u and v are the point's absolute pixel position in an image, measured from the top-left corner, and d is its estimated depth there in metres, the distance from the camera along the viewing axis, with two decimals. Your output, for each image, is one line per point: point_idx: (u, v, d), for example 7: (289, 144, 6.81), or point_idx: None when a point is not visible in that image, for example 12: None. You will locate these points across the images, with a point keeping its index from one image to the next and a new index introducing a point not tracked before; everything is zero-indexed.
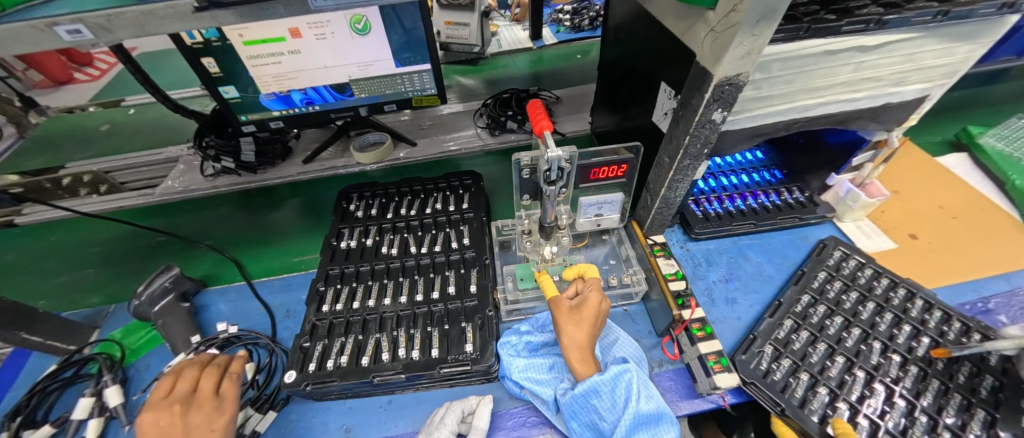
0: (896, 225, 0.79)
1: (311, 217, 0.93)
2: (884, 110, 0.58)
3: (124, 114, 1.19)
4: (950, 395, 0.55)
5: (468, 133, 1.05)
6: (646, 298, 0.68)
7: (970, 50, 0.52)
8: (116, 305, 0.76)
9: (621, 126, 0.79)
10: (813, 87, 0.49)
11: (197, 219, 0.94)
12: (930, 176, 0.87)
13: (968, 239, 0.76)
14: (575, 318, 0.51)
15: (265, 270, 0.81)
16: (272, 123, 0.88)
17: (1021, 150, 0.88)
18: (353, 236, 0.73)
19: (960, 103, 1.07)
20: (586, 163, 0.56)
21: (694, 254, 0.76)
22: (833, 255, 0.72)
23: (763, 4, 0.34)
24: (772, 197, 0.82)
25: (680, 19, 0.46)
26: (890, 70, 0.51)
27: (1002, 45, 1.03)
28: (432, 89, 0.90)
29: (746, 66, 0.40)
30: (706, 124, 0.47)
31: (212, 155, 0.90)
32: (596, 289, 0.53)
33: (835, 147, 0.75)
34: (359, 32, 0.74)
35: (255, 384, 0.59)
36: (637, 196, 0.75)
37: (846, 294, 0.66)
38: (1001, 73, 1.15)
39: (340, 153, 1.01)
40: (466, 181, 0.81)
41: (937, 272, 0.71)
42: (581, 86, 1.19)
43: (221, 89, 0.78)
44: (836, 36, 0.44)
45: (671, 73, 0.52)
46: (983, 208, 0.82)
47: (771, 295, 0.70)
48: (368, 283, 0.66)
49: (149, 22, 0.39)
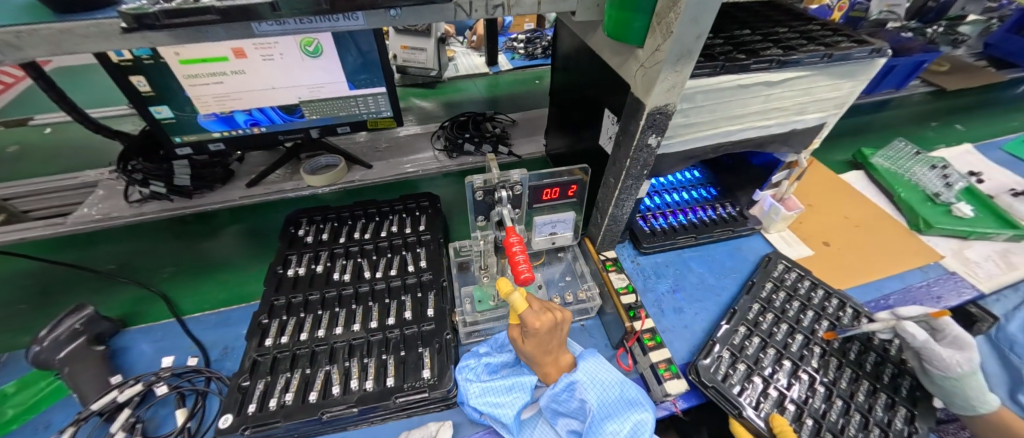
0: (812, 234, 0.89)
1: (254, 243, 0.87)
2: (792, 135, 0.66)
3: (37, 133, 1.07)
4: (878, 394, 0.62)
5: (425, 155, 1.06)
6: (601, 311, 0.70)
7: (853, 85, 0.61)
8: (10, 353, 0.66)
9: (573, 148, 0.84)
10: (732, 115, 0.56)
11: (117, 249, 0.84)
12: (837, 191, 1.00)
13: (869, 244, 0.88)
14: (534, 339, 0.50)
15: (198, 302, 0.75)
16: (212, 145, 0.82)
17: (904, 167, 1.04)
18: (302, 262, 0.69)
19: (855, 128, 1.25)
20: (538, 184, 0.59)
21: (643, 267, 0.81)
22: (777, 268, 0.79)
23: (680, 44, 0.39)
24: (709, 212, 0.90)
25: (615, 54, 0.51)
26: (793, 102, 0.59)
27: (883, 80, 1.22)
28: (387, 112, 0.89)
29: (673, 97, 0.45)
30: (643, 147, 0.52)
31: (139, 179, 0.82)
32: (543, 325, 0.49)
33: (758, 167, 0.85)
34: (310, 54, 0.73)
35: (186, 431, 0.54)
36: (589, 214, 0.79)
37: (789, 303, 0.73)
38: (885, 102, 1.37)
39: (288, 176, 0.97)
40: (422, 203, 0.81)
41: (848, 275, 0.81)
42: (536, 109, 1.24)
43: (152, 110, 0.73)
44: (747, 73, 0.50)
45: (612, 102, 0.57)
46: (879, 217, 0.95)
47: (714, 303, 0.75)
48: (317, 312, 0.62)
49: (67, 40, 0.36)
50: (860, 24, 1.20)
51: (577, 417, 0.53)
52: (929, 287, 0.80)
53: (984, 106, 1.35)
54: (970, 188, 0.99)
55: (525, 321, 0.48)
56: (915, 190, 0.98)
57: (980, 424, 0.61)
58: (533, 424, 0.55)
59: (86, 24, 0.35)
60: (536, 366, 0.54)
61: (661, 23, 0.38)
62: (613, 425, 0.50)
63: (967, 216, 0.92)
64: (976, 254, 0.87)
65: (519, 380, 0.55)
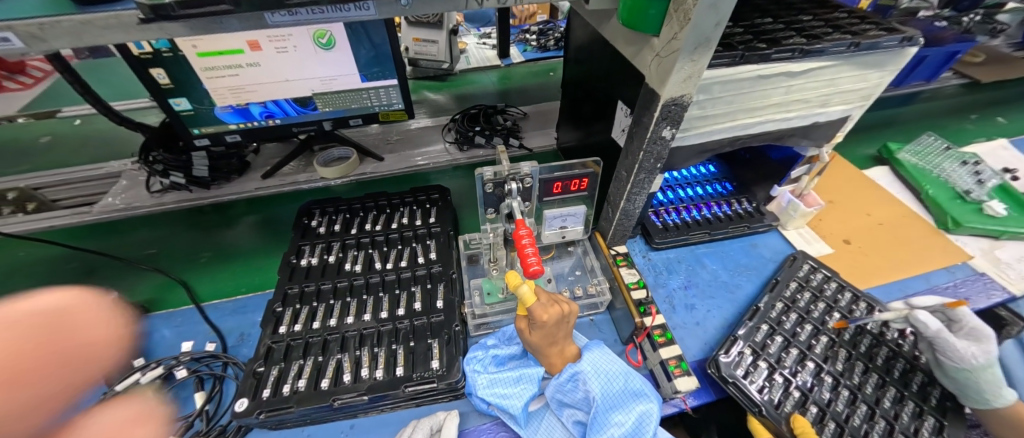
0: (832, 231, 0.87)
1: (269, 233, 0.89)
2: (813, 128, 0.64)
3: (67, 125, 1.10)
4: (906, 402, 0.60)
5: (436, 148, 1.06)
6: (611, 307, 0.70)
7: (881, 76, 0.59)
8: None
9: (585, 141, 0.82)
10: (750, 107, 0.54)
11: (138, 238, 0.87)
12: (859, 188, 0.97)
13: (892, 243, 0.85)
14: (540, 330, 0.50)
15: (216, 290, 0.77)
16: (229, 136, 0.84)
17: (933, 163, 0.99)
18: (314, 253, 0.70)
19: (881, 121, 1.20)
20: (548, 177, 0.58)
21: (655, 263, 0.80)
22: (803, 268, 0.76)
23: (698, 33, 0.37)
24: (724, 208, 0.88)
25: (629, 44, 0.49)
26: (815, 93, 0.56)
27: (912, 71, 1.17)
28: (399, 105, 0.89)
29: (689, 88, 0.44)
30: (657, 140, 0.50)
31: (160, 170, 0.85)
32: (550, 317, 0.49)
33: (777, 162, 0.82)
34: (323, 47, 0.74)
35: (204, 414, 0.56)
36: (600, 208, 0.78)
37: (814, 304, 0.71)
38: (914, 94, 1.30)
39: (302, 168, 0.98)
40: (432, 195, 0.81)
41: (869, 274, 0.78)
42: (548, 102, 1.23)
43: (172, 102, 0.74)
44: (767, 63, 0.48)
45: (626, 93, 0.56)
46: (904, 215, 0.91)
47: (727, 300, 0.74)
48: (329, 302, 0.63)
49: (88, 32, 0.36)
50: (889, 12, 1.15)
51: (582, 408, 0.53)
52: (956, 288, 0.77)
53: (1021, 99, 1.28)
54: (1004, 185, 0.94)
55: (533, 314, 0.48)
56: (943, 187, 0.94)
57: (997, 422, 0.59)
58: (540, 417, 0.55)
59: (105, 14, 0.35)
60: (541, 357, 0.54)
61: (678, 10, 0.37)
62: (617, 416, 0.50)
63: (999, 215, 0.88)
64: (1007, 255, 0.83)
65: (524, 372, 0.55)
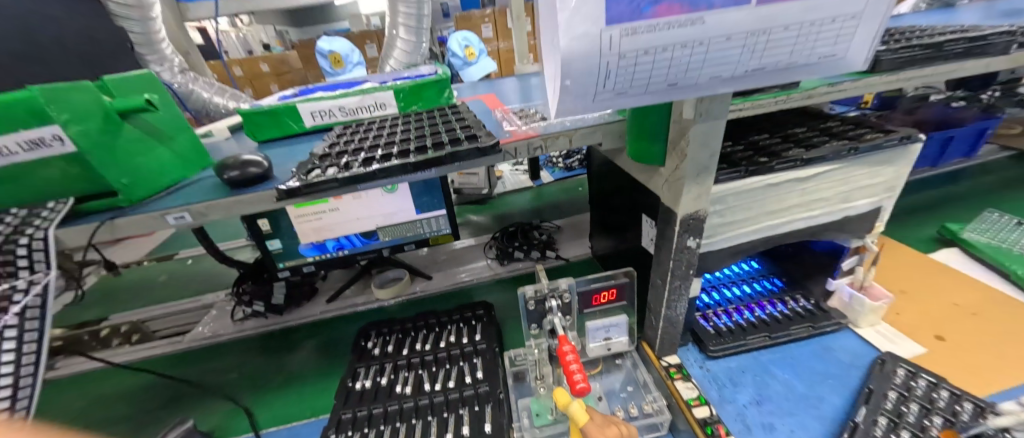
0: (917, 327, 0.78)
1: (327, 355, 0.94)
2: (846, 222, 0.65)
3: (179, 265, 1.34)
4: None
5: (480, 264, 1.15)
6: (673, 428, 0.63)
7: (897, 170, 0.61)
8: None
9: (618, 249, 0.87)
10: (770, 210, 0.57)
11: (215, 364, 0.96)
12: (932, 274, 0.89)
13: (999, 336, 0.74)
14: None
15: (275, 417, 0.80)
16: (305, 268, 0.98)
17: (1009, 241, 0.91)
18: (368, 375, 0.74)
19: (931, 202, 1.15)
20: (585, 289, 0.62)
21: (716, 374, 0.74)
22: (896, 374, 0.67)
23: (697, 162, 0.44)
24: (780, 306, 0.84)
25: (642, 171, 0.57)
26: (834, 191, 0.59)
27: (944, 152, 1.17)
28: (447, 229, 1.02)
29: (702, 204, 0.49)
30: (684, 249, 0.54)
31: (246, 300, 1.00)
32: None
33: (824, 254, 0.81)
34: (388, 189, 0.90)
35: None
36: (643, 315, 0.78)
37: (927, 419, 0.60)
38: (959, 172, 1.27)
39: (361, 291, 1.09)
40: (478, 312, 0.86)
41: (985, 375, 0.67)
42: (579, 213, 1.33)
43: (268, 243, 0.92)
44: (773, 173, 0.53)
45: (647, 208, 0.62)
46: (1000, 300, 0.81)
47: (814, 416, 0.65)
48: (379, 427, 0.64)
49: (232, 206, 0.50)
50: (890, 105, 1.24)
51: None
52: None
53: None
54: None
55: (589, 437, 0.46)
56: None
57: None
58: None
59: (252, 194, 0.49)
60: None
61: (675, 148, 0.45)
62: None
63: None
64: None
65: None
